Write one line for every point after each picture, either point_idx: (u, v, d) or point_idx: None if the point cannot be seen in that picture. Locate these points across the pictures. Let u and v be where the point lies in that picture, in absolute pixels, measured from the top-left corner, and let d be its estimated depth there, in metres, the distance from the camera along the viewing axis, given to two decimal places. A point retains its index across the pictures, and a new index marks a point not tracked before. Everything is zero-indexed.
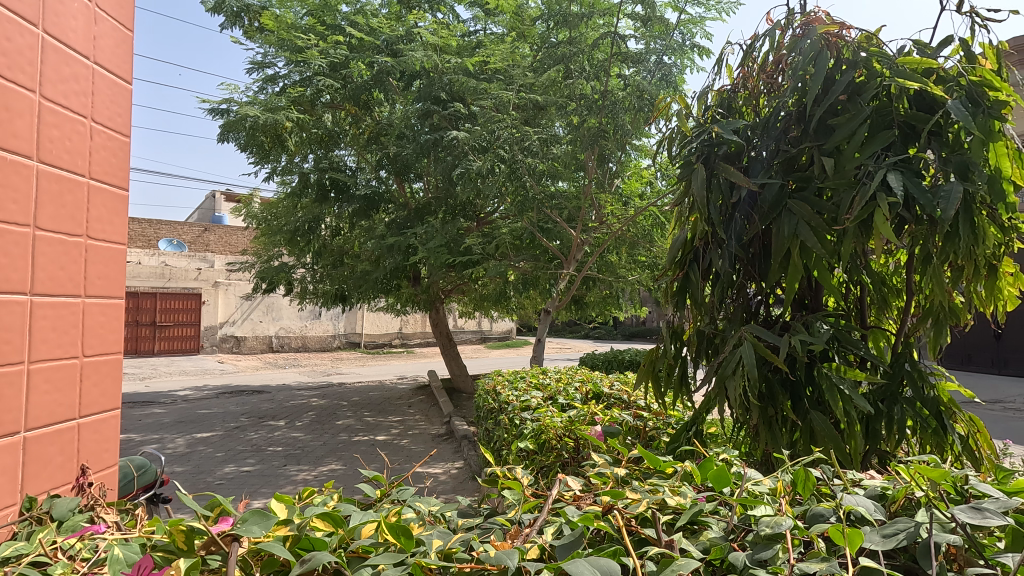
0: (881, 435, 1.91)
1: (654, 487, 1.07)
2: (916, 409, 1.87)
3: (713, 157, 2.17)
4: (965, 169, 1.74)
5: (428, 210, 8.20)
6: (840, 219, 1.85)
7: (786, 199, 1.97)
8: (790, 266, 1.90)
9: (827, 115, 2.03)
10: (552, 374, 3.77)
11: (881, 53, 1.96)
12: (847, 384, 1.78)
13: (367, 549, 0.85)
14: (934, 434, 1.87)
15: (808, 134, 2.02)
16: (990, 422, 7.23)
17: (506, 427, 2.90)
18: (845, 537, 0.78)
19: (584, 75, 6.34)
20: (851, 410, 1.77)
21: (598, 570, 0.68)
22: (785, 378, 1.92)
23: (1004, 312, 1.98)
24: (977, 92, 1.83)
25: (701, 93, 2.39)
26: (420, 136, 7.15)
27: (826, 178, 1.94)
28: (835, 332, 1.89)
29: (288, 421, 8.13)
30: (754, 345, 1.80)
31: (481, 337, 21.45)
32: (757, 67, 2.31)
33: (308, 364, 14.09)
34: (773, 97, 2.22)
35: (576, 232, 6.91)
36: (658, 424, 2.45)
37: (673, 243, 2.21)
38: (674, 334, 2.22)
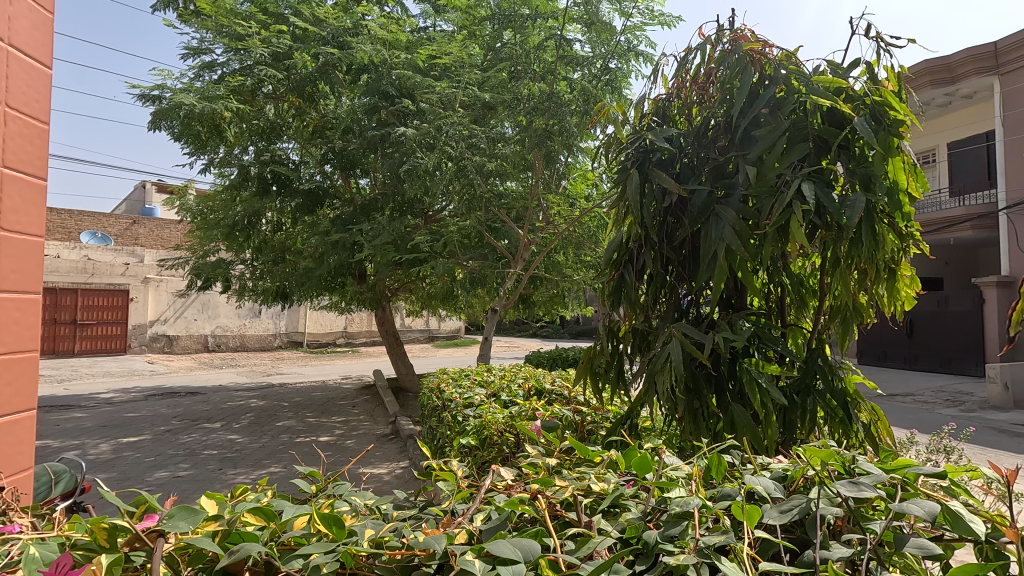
0: (796, 425, 2.06)
1: (582, 474, 1.14)
2: (826, 400, 2.04)
3: (647, 164, 2.28)
4: (868, 181, 1.92)
5: (375, 206, 8.10)
6: (762, 223, 1.99)
7: (714, 205, 2.09)
8: (717, 267, 2.02)
9: (752, 126, 2.18)
10: (497, 371, 3.82)
11: (798, 72, 2.13)
12: (764, 377, 1.92)
13: (298, 540, 0.87)
14: (841, 423, 2.03)
15: (734, 143, 2.17)
16: (901, 414, 7.84)
17: (449, 423, 2.93)
18: (744, 512, 0.86)
19: (530, 76, 6.45)
20: (767, 402, 1.91)
21: (518, 549, 0.72)
22: (709, 373, 2.04)
23: (903, 312, 2.18)
24: (879, 112, 2.02)
25: (639, 101, 2.50)
26: (367, 131, 7.18)
27: (750, 186, 2.09)
28: (756, 330, 2.03)
29: (224, 424, 7.82)
30: (682, 342, 1.91)
31: (429, 336, 21.33)
32: (690, 78, 2.43)
33: (246, 365, 13.56)
34: (703, 108, 2.36)
35: (523, 232, 7.03)
36: (595, 419, 2.53)
37: (609, 244, 2.30)
38: (611, 332, 2.30)
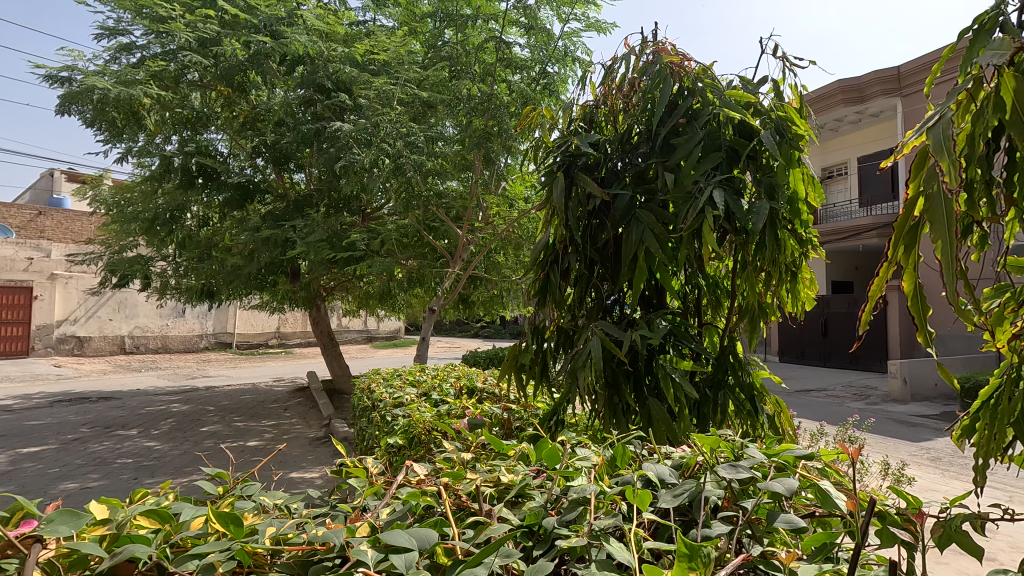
0: (709, 418, 2.18)
1: (493, 467, 1.17)
2: (735, 394, 2.17)
3: (572, 168, 2.37)
4: (772, 190, 2.08)
5: (309, 202, 7.86)
6: (677, 227, 2.11)
7: (635, 209, 2.19)
8: (637, 268, 2.12)
9: (670, 135, 2.30)
10: (430, 371, 3.80)
11: (713, 85, 2.27)
12: (678, 372, 2.02)
13: (193, 542, 0.85)
14: (749, 416, 2.17)
15: (655, 151, 2.29)
16: (814, 408, 8.43)
17: (378, 423, 2.90)
18: (636, 496, 0.91)
19: (470, 76, 6.46)
20: (681, 396, 2.01)
21: (415, 538, 0.74)
22: (628, 370, 2.13)
23: (804, 311, 2.35)
24: (783, 126, 2.19)
25: (567, 106, 2.58)
26: (302, 125, 7.02)
27: (668, 191, 2.20)
28: (672, 329, 2.14)
29: (141, 430, 7.34)
30: (602, 340, 1.99)
31: (367, 337, 20.88)
32: (616, 86, 2.53)
33: (168, 368, 12.77)
34: (628, 115, 2.46)
35: (462, 231, 7.03)
36: (523, 415, 2.58)
37: (536, 245, 2.37)
38: (536, 331, 2.36)
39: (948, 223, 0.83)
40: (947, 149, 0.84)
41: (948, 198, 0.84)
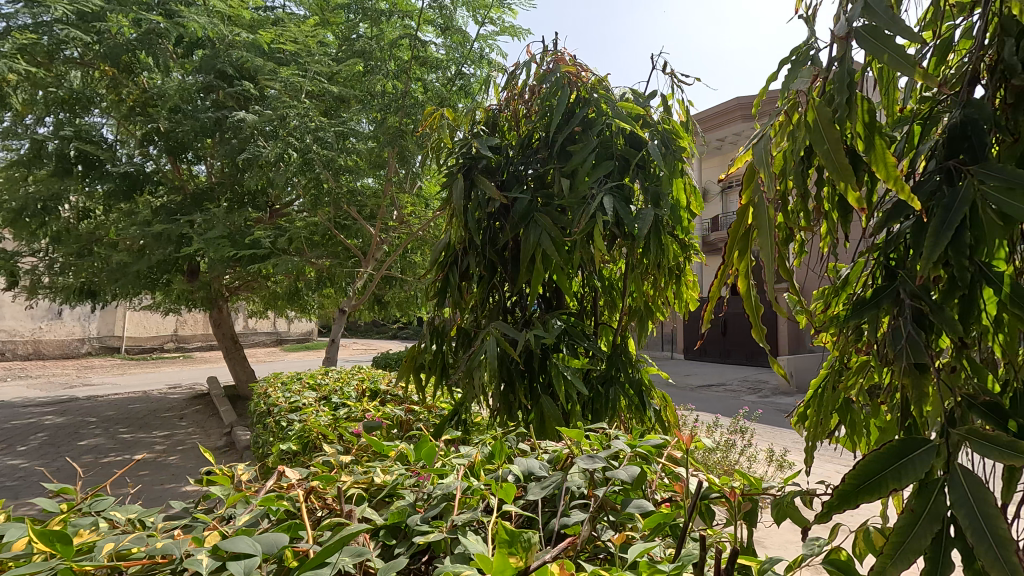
0: (601, 413, 2.29)
1: (369, 469, 1.17)
2: (625, 390, 2.29)
3: (473, 171, 2.39)
4: (657, 198, 2.21)
5: (208, 196, 7.35)
6: (572, 230, 2.19)
7: (532, 212, 2.25)
8: (534, 270, 2.18)
9: (567, 141, 2.39)
10: (333, 374, 3.68)
11: (607, 97, 2.38)
12: (570, 371, 2.10)
13: (15, 563, 0.78)
14: (637, 410, 2.30)
15: (552, 157, 2.37)
16: (714, 402, 9.03)
17: (272, 429, 2.77)
18: (500, 489, 0.95)
19: (385, 73, 6.32)
20: (573, 394, 2.10)
21: (261, 542, 0.73)
22: (523, 369, 2.18)
23: (689, 311, 2.53)
24: (669, 137, 2.34)
25: (470, 108, 2.61)
26: (201, 113, 6.61)
27: (564, 196, 2.28)
28: (565, 328, 2.22)
29: (4, 447, 6.52)
30: (497, 340, 2.03)
31: (276, 340, 19.82)
32: (518, 91, 2.58)
33: (41, 376, 11.44)
34: (528, 121, 2.53)
35: (375, 230, 6.85)
36: (424, 416, 2.57)
37: (436, 246, 2.38)
38: (435, 332, 2.36)
39: (767, 230, 0.91)
40: (763, 165, 0.92)
41: (768, 205, 0.92)
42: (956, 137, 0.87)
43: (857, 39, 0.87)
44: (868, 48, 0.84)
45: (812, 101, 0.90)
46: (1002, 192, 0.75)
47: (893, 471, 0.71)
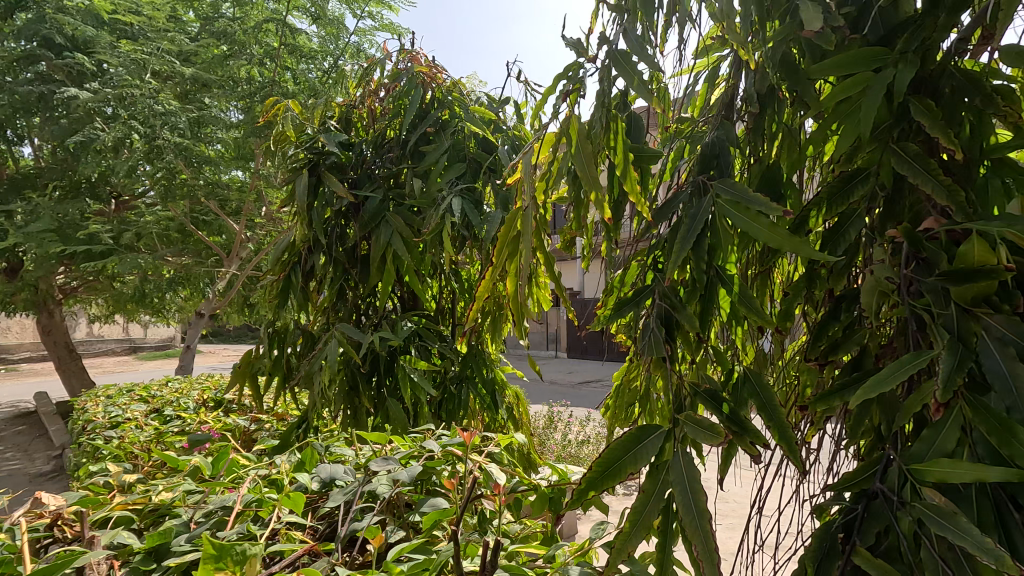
0: (454, 412, 2.30)
1: (150, 488, 1.06)
2: (477, 388, 2.32)
3: (319, 167, 2.29)
4: (507, 202, 2.27)
5: (32, 183, 6.40)
6: (422, 230, 2.17)
7: (383, 212, 2.21)
8: (384, 270, 2.14)
9: (421, 141, 2.41)
10: (174, 384, 3.34)
11: (461, 100, 2.41)
12: (417, 372, 2.08)
13: None
14: (489, 408, 2.35)
15: (405, 156, 2.37)
16: (591, 399, 9.45)
17: (86, 449, 2.44)
18: (288, 499, 0.92)
19: (249, 59, 5.88)
20: (419, 395, 2.08)
21: None
22: (370, 372, 2.13)
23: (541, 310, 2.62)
24: (519, 143, 2.42)
25: (320, 103, 2.50)
26: (20, 87, 5.82)
27: (415, 197, 2.27)
28: (415, 329, 2.21)
29: None
30: (339, 343, 1.96)
31: (130, 348, 17.63)
32: (372, 89, 2.53)
33: None
34: (381, 119, 2.48)
35: (239, 227, 6.33)
36: (269, 425, 2.41)
37: (278, 244, 2.25)
38: (276, 336, 2.22)
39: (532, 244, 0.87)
40: (534, 176, 0.91)
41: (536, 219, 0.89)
42: (706, 156, 0.97)
43: (615, 62, 0.89)
44: (624, 72, 0.88)
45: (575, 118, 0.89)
46: (731, 206, 0.85)
47: (632, 452, 0.75)
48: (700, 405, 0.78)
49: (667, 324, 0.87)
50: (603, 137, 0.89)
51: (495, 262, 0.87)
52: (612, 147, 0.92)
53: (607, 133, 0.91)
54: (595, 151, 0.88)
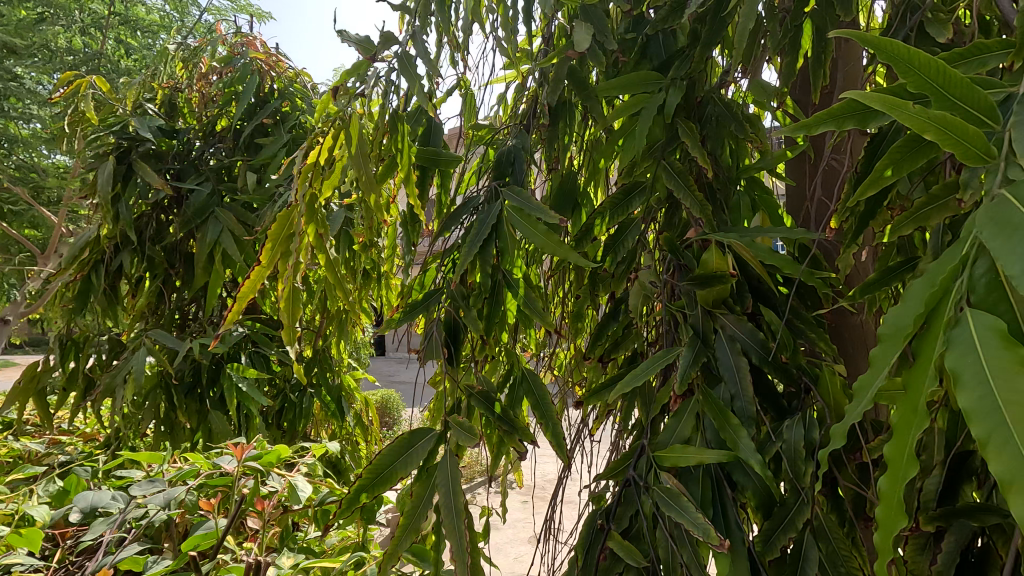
0: (294, 422, 2.16)
1: None
2: (321, 396, 2.20)
3: (130, 155, 2.04)
4: None
5: None
6: (255, 228, 2.02)
7: (212, 208, 2.03)
8: (209, 270, 1.95)
9: (258, 134, 2.23)
10: None
11: (304, 92, 2.27)
12: (246, 382, 1.92)
13: None
14: (334, 416, 2.23)
15: (239, 149, 2.19)
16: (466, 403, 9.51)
17: None
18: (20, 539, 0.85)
19: (70, 26, 5.12)
20: (249, 405, 1.92)
21: None
22: (191, 383, 1.94)
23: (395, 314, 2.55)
24: None
25: (138, 84, 2.23)
26: None
27: (248, 192, 2.09)
28: (248, 335, 2.04)
29: None
30: (150, 351, 1.77)
31: None
32: (201, 73, 2.30)
33: None
34: (211, 106, 2.27)
35: (58, 219, 5.47)
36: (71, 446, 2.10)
37: (77, 240, 1.97)
38: (74, 344, 1.94)
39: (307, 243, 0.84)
40: (321, 174, 0.87)
41: (320, 218, 0.86)
42: (501, 162, 0.99)
43: (400, 64, 0.88)
44: (408, 76, 0.88)
45: (363, 117, 0.87)
46: (515, 212, 0.89)
47: (402, 458, 0.73)
48: (473, 405, 0.79)
49: (452, 328, 0.87)
50: (388, 140, 0.88)
51: (267, 261, 0.82)
52: (399, 149, 0.91)
53: (394, 136, 0.91)
54: (379, 152, 0.87)
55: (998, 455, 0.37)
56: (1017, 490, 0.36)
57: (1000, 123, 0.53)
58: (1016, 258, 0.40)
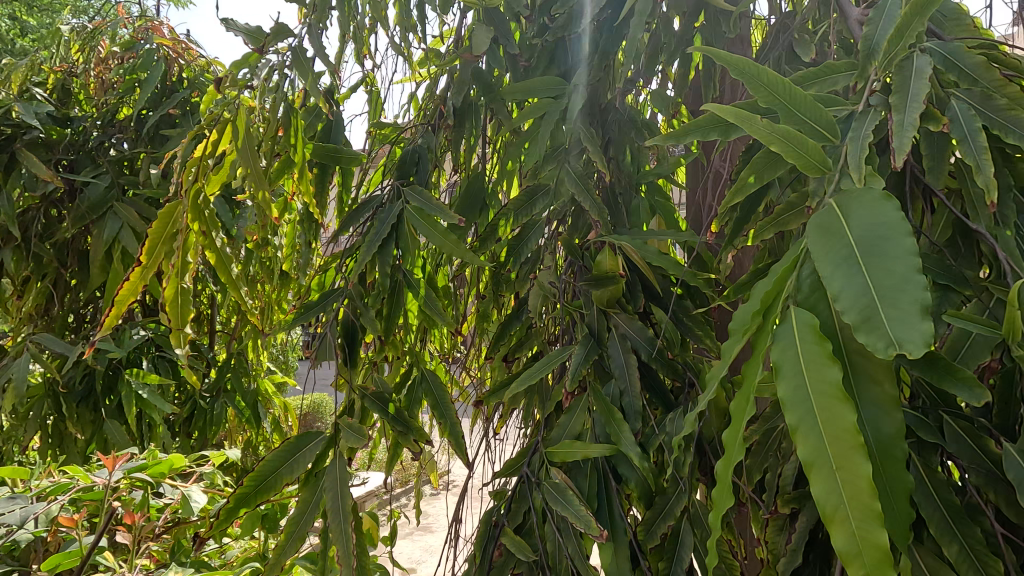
0: (205, 430, 2.05)
1: None
2: (235, 402, 2.09)
3: (15, 144, 1.87)
4: None
5: None
6: None
7: (111, 202, 1.90)
8: (106, 269, 1.82)
9: (164, 124, 2.10)
10: None
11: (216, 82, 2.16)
12: (148, 389, 1.80)
13: None
14: (249, 423, 2.13)
15: (142, 140, 2.05)
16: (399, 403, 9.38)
17: None
18: None
19: None
20: (151, 414, 1.80)
21: None
22: (85, 391, 1.80)
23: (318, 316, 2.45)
24: None
25: (25, 66, 2.05)
26: None
27: (152, 186, 1.97)
28: (151, 338, 1.91)
29: None
30: (33, 357, 1.63)
31: None
32: (100, 56, 2.14)
33: None
34: (111, 93, 2.11)
35: None
36: None
37: None
38: None
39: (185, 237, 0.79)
40: (212, 169, 0.84)
41: (209, 213, 0.82)
42: (406, 161, 0.98)
43: (293, 57, 0.86)
44: (301, 70, 0.85)
45: (252, 111, 0.85)
46: (416, 213, 0.88)
47: (287, 464, 0.71)
48: (368, 406, 0.77)
49: (348, 329, 0.85)
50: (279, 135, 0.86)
51: (148, 260, 0.78)
52: (293, 145, 0.89)
53: (286, 129, 0.88)
54: (269, 147, 0.85)
55: (805, 439, 0.42)
56: (818, 470, 0.41)
57: (838, 139, 0.59)
58: (829, 262, 0.45)
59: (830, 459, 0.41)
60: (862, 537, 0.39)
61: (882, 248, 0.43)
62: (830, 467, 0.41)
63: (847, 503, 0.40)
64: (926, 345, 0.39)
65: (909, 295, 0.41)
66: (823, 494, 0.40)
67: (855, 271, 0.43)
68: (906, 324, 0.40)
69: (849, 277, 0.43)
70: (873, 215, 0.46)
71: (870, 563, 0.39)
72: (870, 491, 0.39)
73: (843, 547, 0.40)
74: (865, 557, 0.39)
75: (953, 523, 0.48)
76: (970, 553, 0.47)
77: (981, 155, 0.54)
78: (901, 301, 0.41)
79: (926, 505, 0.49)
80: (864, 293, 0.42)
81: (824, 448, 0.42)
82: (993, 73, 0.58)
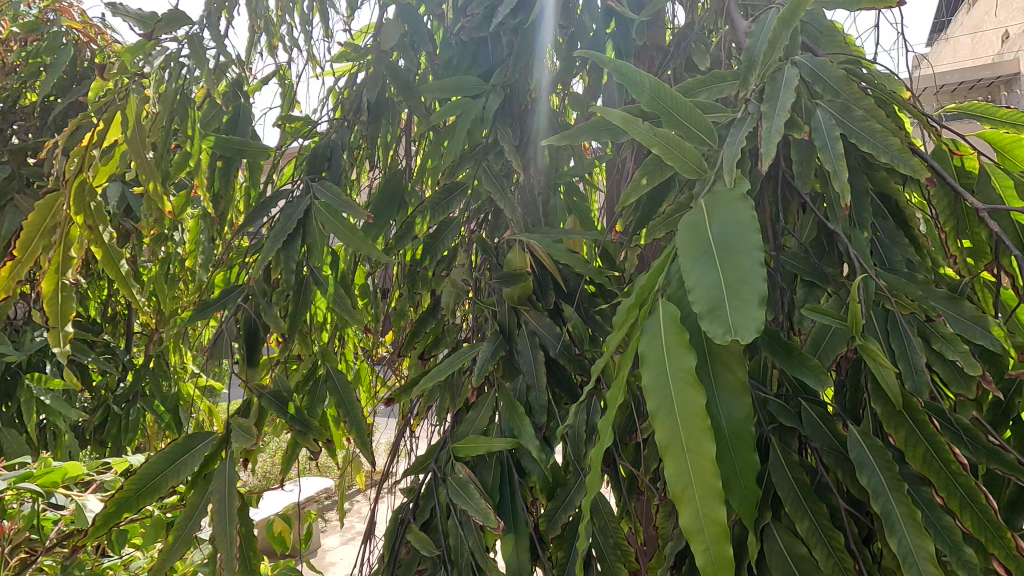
0: (119, 437, 1.92)
1: None
2: (153, 406, 1.95)
3: None
4: None
5: None
6: None
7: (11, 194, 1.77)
8: None
9: (73, 111, 1.98)
10: None
11: None
12: (49, 394, 1.67)
13: None
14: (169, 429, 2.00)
15: (47, 127, 1.92)
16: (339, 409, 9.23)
17: None
18: None
19: None
20: (53, 421, 1.66)
21: None
22: None
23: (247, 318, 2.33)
24: None
25: None
26: None
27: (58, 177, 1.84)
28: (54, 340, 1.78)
29: None
30: None
31: None
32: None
33: None
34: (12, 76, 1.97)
35: None
36: None
37: None
38: None
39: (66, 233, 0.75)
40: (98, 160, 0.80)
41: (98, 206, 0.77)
42: (317, 158, 0.96)
43: (191, 46, 0.83)
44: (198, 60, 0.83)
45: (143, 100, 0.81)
46: (324, 208, 0.86)
47: (174, 466, 0.69)
48: (265, 405, 0.76)
49: (251, 328, 0.84)
50: (171, 127, 0.84)
51: (21, 256, 0.74)
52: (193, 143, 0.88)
53: (184, 127, 0.88)
54: (161, 138, 0.81)
55: (663, 424, 0.45)
56: (672, 452, 0.44)
57: (715, 142, 0.62)
58: (691, 256, 0.48)
59: (683, 442, 0.44)
60: (705, 514, 0.42)
61: (735, 244, 0.46)
62: (682, 449, 0.44)
63: (694, 483, 0.43)
64: (757, 330, 0.42)
65: (752, 287, 0.44)
66: (675, 475, 0.43)
67: (711, 267, 0.46)
68: (742, 312, 0.43)
69: (705, 272, 0.46)
70: (730, 213, 0.49)
71: (712, 537, 0.42)
72: (712, 468, 0.42)
73: (689, 523, 0.42)
74: (705, 532, 0.41)
75: (804, 497, 0.52)
76: (818, 526, 0.51)
77: (836, 160, 0.59)
78: (745, 292, 0.44)
79: (780, 484, 0.53)
80: (716, 287, 0.45)
81: (678, 432, 0.44)
82: (851, 86, 0.63)
